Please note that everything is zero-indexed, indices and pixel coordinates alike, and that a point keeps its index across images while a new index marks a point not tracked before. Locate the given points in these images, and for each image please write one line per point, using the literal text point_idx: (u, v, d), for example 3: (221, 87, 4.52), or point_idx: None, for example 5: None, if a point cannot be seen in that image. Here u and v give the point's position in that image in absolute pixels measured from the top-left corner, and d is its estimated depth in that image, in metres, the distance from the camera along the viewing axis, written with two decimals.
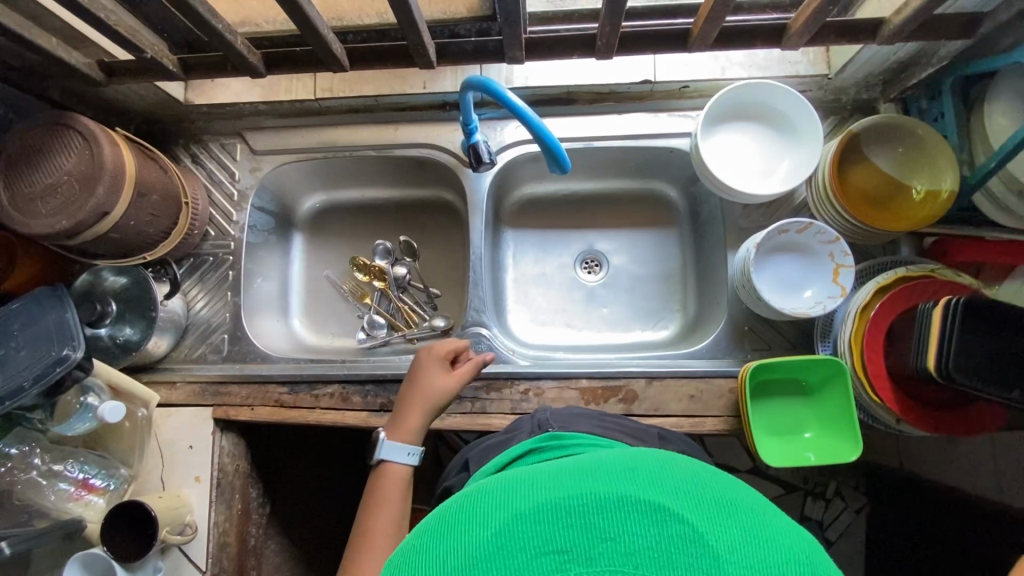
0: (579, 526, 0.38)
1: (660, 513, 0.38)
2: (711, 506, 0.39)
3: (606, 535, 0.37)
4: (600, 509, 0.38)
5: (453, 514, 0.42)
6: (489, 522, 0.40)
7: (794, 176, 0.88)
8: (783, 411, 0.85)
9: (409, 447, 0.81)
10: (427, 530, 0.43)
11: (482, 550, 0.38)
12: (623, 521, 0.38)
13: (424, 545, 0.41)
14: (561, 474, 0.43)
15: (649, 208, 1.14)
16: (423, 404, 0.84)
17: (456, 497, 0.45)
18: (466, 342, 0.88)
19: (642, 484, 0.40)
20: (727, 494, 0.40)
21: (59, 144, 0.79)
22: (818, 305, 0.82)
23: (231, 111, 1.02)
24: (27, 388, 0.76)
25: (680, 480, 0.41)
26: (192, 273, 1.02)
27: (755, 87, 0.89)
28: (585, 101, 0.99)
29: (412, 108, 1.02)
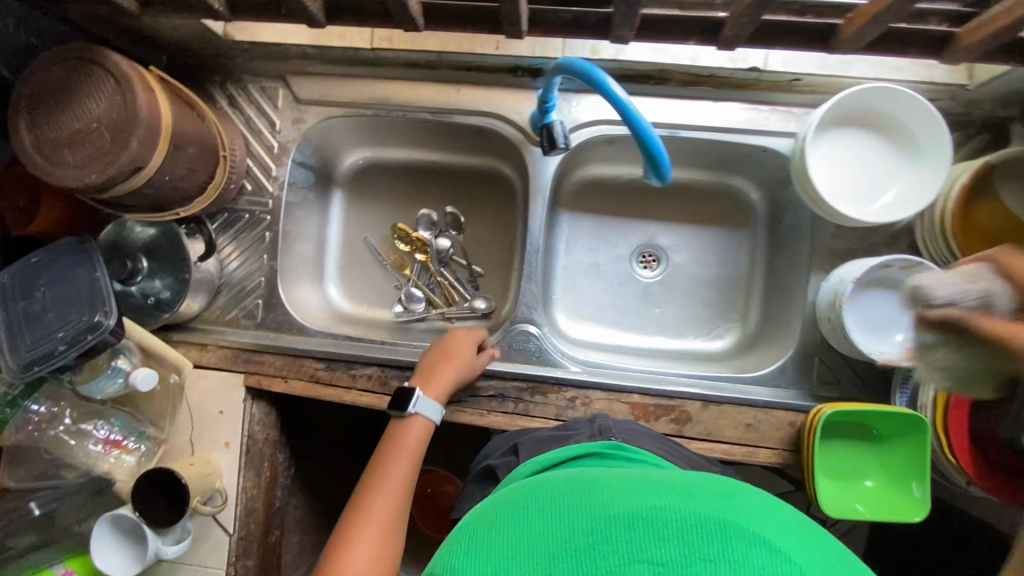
0: (676, 540, 0.34)
1: (764, 547, 0.34)
2: (817, 556, 0.35)
3: (704, 556, 0.34)
4: (700, 528, 0.35)
5: (533, 507, 0.39)
6: (576, 519, 0.37)
7: (903, 202, 0.78)
8: (847, 455, 0.80)
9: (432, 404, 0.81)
10: (501, 512, 0.41)
11: (566, 546, 0.35)
12: (724, 545, 0.34)
13: (501, 532, 0.38)
14: (652, 484, 0.40)
15: (722, 205, 1.03)
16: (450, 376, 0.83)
17: (528, 490, 0.42)
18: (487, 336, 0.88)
19: (744, 512, 0.37)
20: (829, 551, 0.37)
21: (87, 85, 0.70)
22: (910, 354, 0.75)
23: (276, 50, 0.90)
24: (61, 354, 0.71)
25: (781, 519, 0.38)
26: (226, 229, 0.95)
27: (884, 93, 0.77)
28: (676, 83, 0.87)
29: (479, 69, 0.90)
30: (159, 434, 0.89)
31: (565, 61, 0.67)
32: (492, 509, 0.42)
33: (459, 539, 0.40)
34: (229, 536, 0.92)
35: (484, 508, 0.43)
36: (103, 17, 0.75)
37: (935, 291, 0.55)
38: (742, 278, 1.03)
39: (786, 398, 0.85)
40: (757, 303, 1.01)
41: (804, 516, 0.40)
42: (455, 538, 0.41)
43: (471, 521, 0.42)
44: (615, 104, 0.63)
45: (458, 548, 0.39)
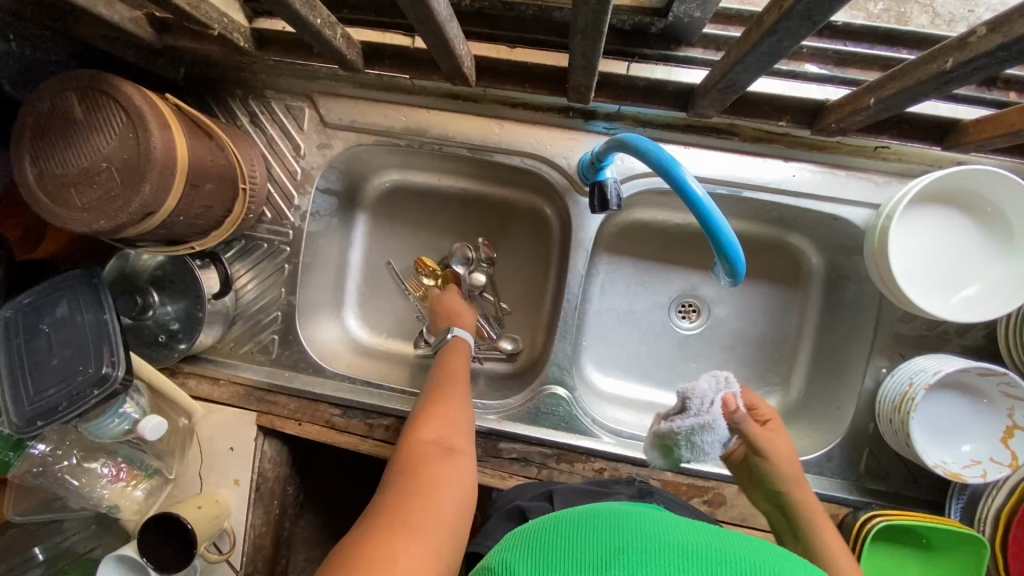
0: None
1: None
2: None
3: None
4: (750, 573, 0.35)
5: (586, 523, 0.41)
6: (632, 542, 0.38)
7: (987, 298, 0.71)
8: (891, 560, 0.75)
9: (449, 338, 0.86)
10: (556, 522, 0.43)
11: (625, 558, 0.36)
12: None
13: (556, 537, 0.40)
14: (698, 530, 0.41)
15: (775, 262, 0.95)
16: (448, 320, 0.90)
17: (577, 512, 0.44)
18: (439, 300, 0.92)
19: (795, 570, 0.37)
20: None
21: (97, 118, 0.63)
22: (975, 469, 0.69)
23: (304, 70, 0.82)
24: (64, 407, 0.67)
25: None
26: (243, 257, 0.90)
27: (985, 177, 0.68)
28: (745, 138, 0.78)
29: (526, 105, 0.81)
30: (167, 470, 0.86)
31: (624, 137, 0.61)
32: (548, 521, 0.44)
33: (515, 543, 0.42)
34: None
35: (541, 521, 0.45)
36: (116, 36, 0.69)
37: (700, 386, 0.65)
38: (788, 343, 0.95)
39: (830, 490, 0.80)
40: (801, 372, 0.93)
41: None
42: (509, 543, 0.43)
43: (527, 530, 0.44)
44: (682, 193, 0.55)
45: (513, 550, 0.41)
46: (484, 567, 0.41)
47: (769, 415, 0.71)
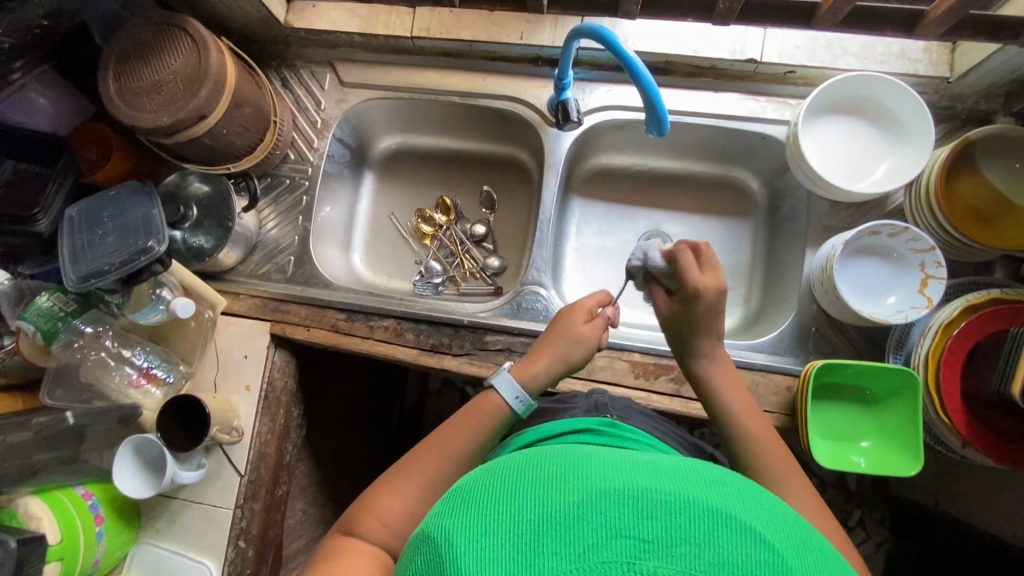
0: (665, 520, 0.35)
1: (749, 534, 0.35)
2: (797, 543, 0.37)
3: (691, 538, 0.35)
4: (689, 513, 0.35)
5: (524, 466, 0.41)
6: (571, 489, 0.37)
7: (890, 180, 0.85)
8: (840, 416, 0.83)
9: (521, 392, 0.73)
10: (492, 474, 0.41)
11: (557, 515, 0.36)
12: (713, 533, 0.35)
13: (491, 490, 0.39)
14: (641, 460, 0.40)
15: (726, 196, 1.09)
16: (559, 355, 0.76)
17: (516, 454, 0.43)
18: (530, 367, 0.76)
19: (732, 500, 0.37)
20: (808, 539, 0.38)
21: (170, 45, 0.83)
22: (898, 314, 0.81)
23: (327, 39, 1.04)
24: (111, 272, 0.82)
25: (769, 511, 0.38)
26: (268, 193, 1.06)
27: (871, 81, 0.85)
28: (681, 74, 0.96)
29: (504, 59, 1.01)
30: (187, 370, 0.95)
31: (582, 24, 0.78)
32: (483, 472, 0.42)
33: (449, 500, 0.40)
34: (240, 476, 0.94)
35: (478, 467, 0.43)
36: None
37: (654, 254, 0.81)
38: (745, 265, 1.07)
39: (786, 365, 0.88)
40: (757, 287, 1.04)
41: (782, 503, 0.41)
42: (447, 498, 0.41)
43: (462, 487, 0.42)
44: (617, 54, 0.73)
45: (449, 511, 0.39)
46: (421, 529, 0.40)
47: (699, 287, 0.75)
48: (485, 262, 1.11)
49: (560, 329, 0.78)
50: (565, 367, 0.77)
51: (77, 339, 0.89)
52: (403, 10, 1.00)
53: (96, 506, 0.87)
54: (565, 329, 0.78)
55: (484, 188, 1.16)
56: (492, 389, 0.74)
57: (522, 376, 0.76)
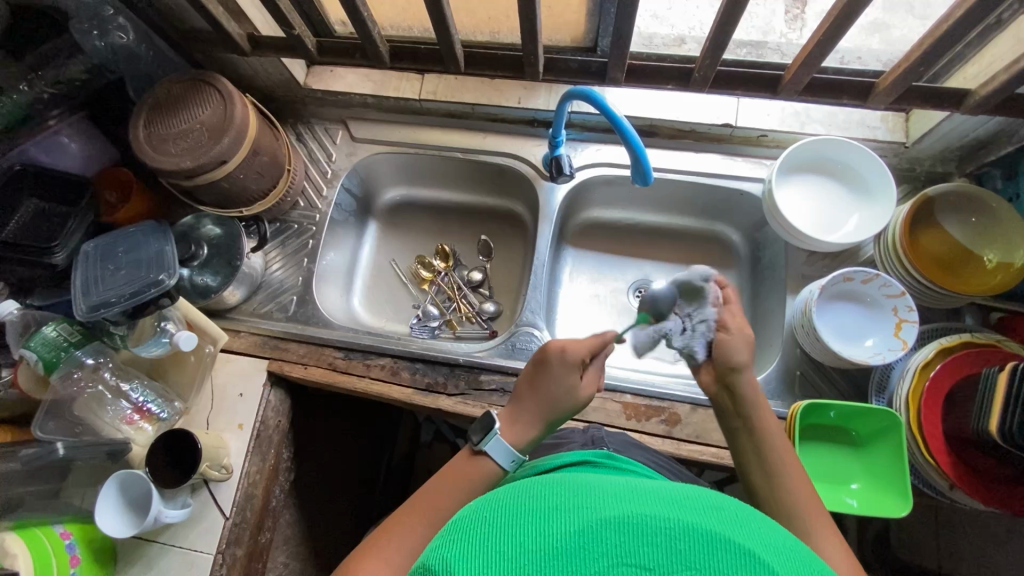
0: (664, 546, 0.36)
1: (748, 556, 0.36)
2: (796, 563, 0.37)
3: (690, 563, 0.36)
4: (687, 538, 0.37)
5: (527, 498, 0.42)
6: (572, 519, 0.38)
7: (860, 232, 0.92)
8: (828, 458, 0.84)
9: (514, 454, 0.70)
10: (492, 508, 0.42)
11: (561, 545, 0.37)
12: (711, 557, 0.36)
13: (494, 521, 0.40)
14: (639, 490, 0.42)
15: (710, 249, 1.15)
16: (551, 415, 0.71)
17: (519, 486, 0.44)
18: (523, 434, 0.71)
19: (729, 524, 0.38)
20: (811, 563, 0.39)
21: (200, 98, 0.91)
22: (877, 355, 0.85)
23: (342, 99, 1.14)
24: (117, 302, 0.86)
25: (768, 535, 0.39)
26: (277, 236, 1.11)
27: (834, 143, 0.93)
28: (665, 136, 1.05)
29: (503, 120, 1.11)
30: (182, 406, 0.95)
31: (576, 87, 0.87)
32: (482, 508, 0.43)
33: (451, 535, 0.41)
34: (224, 519, 0.91)
35: (479, 502, 0.44)
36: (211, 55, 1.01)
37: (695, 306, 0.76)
38: (729, 314, 1.11)
39: (773, 407, 0.90)
40: None
41: (783, 530, 0.42)
42: (447, 532, 0.42)
43: (460, 523, 0.42)
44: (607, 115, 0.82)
45: (449, 544, 0.40)
46: (422, 564, 0.40)
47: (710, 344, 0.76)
48: (481, 306, 1.15)
49: (549, 384, 0.72)
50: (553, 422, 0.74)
51: (77, 370, 0.90)
52: (413, 76, 1.11)
53: (73, 547, 0.83)
54: (556, 383, 0.72)
55: (482, 237, 1.22)
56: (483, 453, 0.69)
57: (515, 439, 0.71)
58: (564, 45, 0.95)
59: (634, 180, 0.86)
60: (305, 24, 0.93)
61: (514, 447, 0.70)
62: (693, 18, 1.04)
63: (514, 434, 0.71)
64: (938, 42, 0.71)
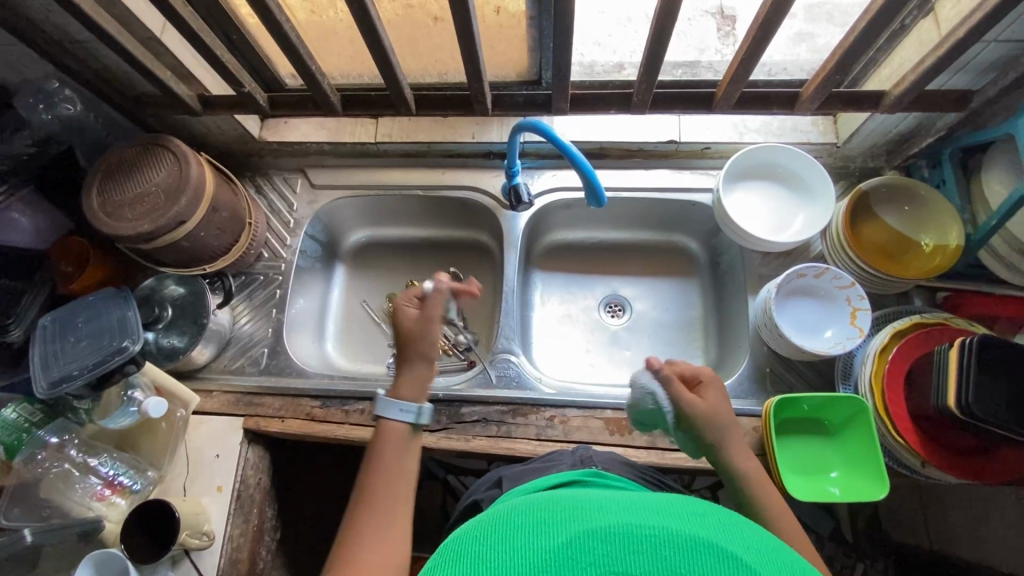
0: (651, 554, 0.37)
1: (731, 558, 0.37)
2: (776, 562, 0.39)
3: (676, 568, 0.37)
4: (672, 544, 0.38)
5: (515, 516, 0.42)
6: (560, 533, 0.39)
7: (808, 227, 0.96)
8: (807, 450, 0.86)
9: (402, 403, 0.67)
10: (480, 529, 0.42)
11: (549, 558, 0.37)
12: (696, 561, 0.37)
13: (482, 542, 0.40)
14: (624, 502, 0.43)
15: (672, 259, 1.19)
16: (414, 350, 0.71)
17: (509, 505, 0.45)
18: (404, 386, 0.69)
19: (712, 529, 0.40)
20: (790, 560, 0.40)
21: (154, 161, 0.91)
22: (837, 345, 0.89)
23: (298, 149, 1.15)
24: (81, 374, 0.84)
25: (749, 537, 0.40)
26: (242, 290, 1.10)
27: (772, 149, 0.99)
28: (615, 157, 1.10)
29: (460, 155, 1.14)
30: (156, 475, 0.92)
31: (524, 120, 0.91)
32: (471, 529, 0.43)
33: (440, 560, 0.41)
34: None
35: (468, 523, 0.44)
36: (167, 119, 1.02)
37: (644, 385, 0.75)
38: (697, 319, 1.14)
39: (748, 406, 0.92)
40: (713, 340, 1.11)
41: (764, 533, 0.43)
42: (439, 553, 0.42)
43: (450, 545, 0.42)
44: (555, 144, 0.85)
45: (440, 567, 0.40)
46: None
47: (702, 377, 0.73)
48: (456, 337, 1.16)
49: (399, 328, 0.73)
50: (426, 358, 0.71)
51: (40, 451, 0.87)
52: (367, 121, 1.14)
53: None
54: (404, 323, 0.73)
55: (452, 269, 1.23)
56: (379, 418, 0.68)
57: (403, 390, 0.70)
58: (510, 80, 1.01)
59: (588, 203, 0.89)
60: (256, 81, 0.95)
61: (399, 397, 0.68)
62: (632, 42, 1.10)
63: (403, 388, 0.69)
64: (846, 53, 0.77)
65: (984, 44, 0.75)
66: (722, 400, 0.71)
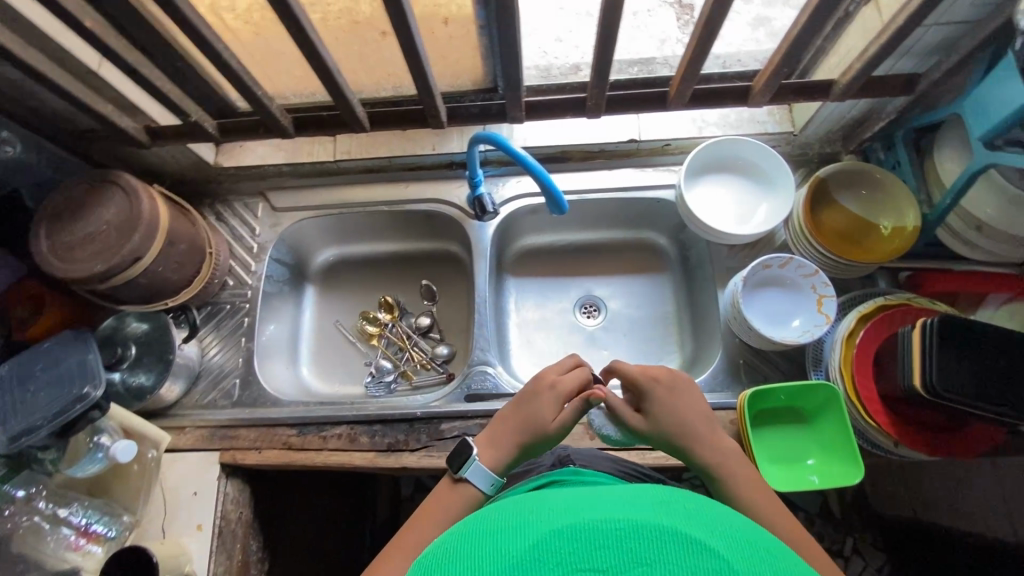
0: (616, 548, 0.37)
1: (696, 544, 0.37)
2: (743, 542, 0.38)
3: (642, 560, 0.37)
4: (637, 535, 0.38)
5: (485, 525, 0.42)
6: (527, 536, 0.39)
7: (771, 218, 0.97)
8: (783, 439, 0.88)
9: (491, 475, 0.69)
10: (452, 543, 0.42)
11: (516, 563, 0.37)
12: (661, 550, 0.37)
13: (454, 556, 0.40)
14: (592, 497, 0.43)
15: (643, 256, 1.19)
16: (526, 439, 0.71)
17: (481, 515, 0.45)
18: (492, 461, 0.70)
19: (678, 515, 0.40)
20: (761, 539, 0.40)
21: (103, 198, 0.89)
22: (806, 333, 0.90)
23: (256, 172, 1.13)
24: (42, 426, 0.81)
25: (716, 520, 0.40)
26: (208, 321, 1.08)
27: (730, 142, 1.00)
28: (578, 159, 1.09)
29: (422, 168, 1.13)
30: (131, 519, 0.89)
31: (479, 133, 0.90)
32: (447, 544, 0.43)
33: None
34: None
35: (443, 539, 0.44)
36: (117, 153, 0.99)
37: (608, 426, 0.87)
38: (672, 314, 1.15)
39: (725, 399, 0.93)
40: (688, 335, 1.12)
41: (736, 513, 0.43)
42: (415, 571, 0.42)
43: (426, 562, 0.42)
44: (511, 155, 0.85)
45: None
46: None
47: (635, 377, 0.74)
48: (433, 350, 1.15)
49: (530, 407, 0.72)
50: (527, 449, 0.72)
51: (8, 506, 0.84)
52: (325, 139, 1.12)
53: None
54: (543, 410, 0.72)
55: (424, 282, 1.21)
56: (462, 480, 0.68)
57: (487, 455, 0.71)
58: (464, 89, 1.00)
59: (549, 211, 0.89)
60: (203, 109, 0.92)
61: (489, 468, 0.69)
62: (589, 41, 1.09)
63: (490, 455, 0.71)
64: (792, 46, 0.77)
65: (926, 29, 0.77)
66: (678, 402, 0.71)
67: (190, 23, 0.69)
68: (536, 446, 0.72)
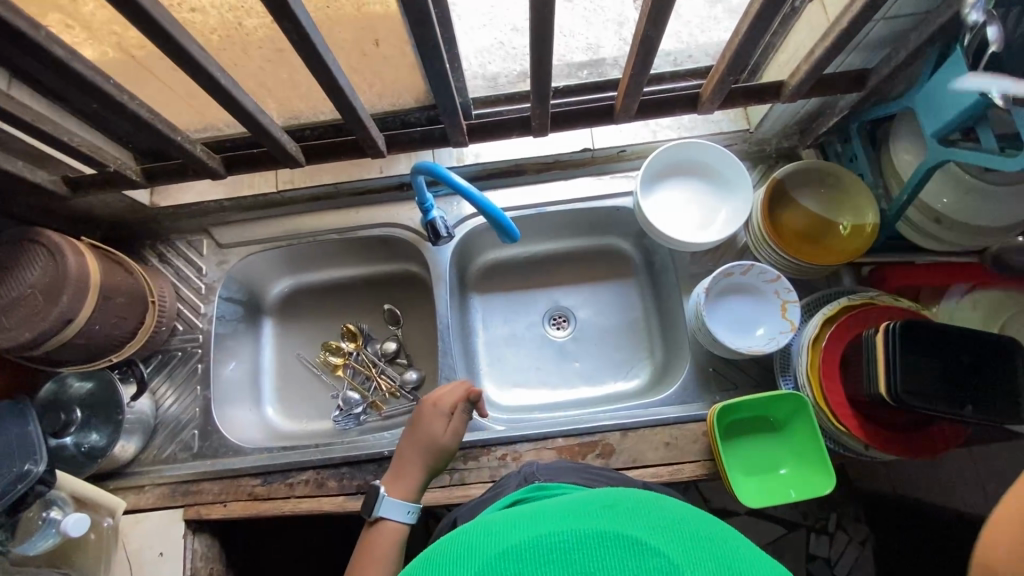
0: (560, 562, 0.37)
1: (639, 546, 0.38)
2: (683, 534, 0.39)
3: (585, 569, 0.37)
4: (580, 545, 0.38)
5: (431, 553, 0.41)
6: (472, 561, 0.39)
7: (730, 223, 0.95)
8: (755, 450, 0.87)
9: (409, 505, 0.75)
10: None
11: None
12: (601, 555, 0.37)
13: None
14: (537, 513, 0.43)
15: (608, 262, 1.17)
16: (431, 460, 0.79)
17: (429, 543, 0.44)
18: (403, 491, 0.77)
19: (619, 519, 0.40)
20: (702, 524, 0.41)
21: (25, 259, 0.83)
22: (771, 341, 0.89)
23: (196, 209, 1.07)
24: None
25: (657, 516, 0.41)
26: (159, 370, 1.03)
27: (685, 146, 0.97)
28: (533, 171, 1.06)
29: (373, 191, 1.08)
30: None
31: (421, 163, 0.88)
32: None
33: None
34: None
35: None
36: (42, 206, 0.93)
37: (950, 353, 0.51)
38: (642, 321, 1.13)
39: (695, 412, 0.92)
40: (659, 342, 1.10)
41: (677, 501, 0.44)
42: None
43: None
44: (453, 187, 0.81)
45: None
46: None
47: None
48: (402, 377, 1.11)
49: (423, 431, 0.80)
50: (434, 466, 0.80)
51: None
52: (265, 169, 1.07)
53: None
54: (434, 430, 0.79)
55: (386, 306, 1.17)
56: (380, 520, 0.74)
57: (398, 489, 0.77)
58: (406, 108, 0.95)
59: (500, 239, 0.86)
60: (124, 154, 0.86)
61: (405, 498, 0.76)
62: None
63: (401, 488, 0.77)
64: (735, 54, 0.74)
65: (873, 24, 0.73)
66: None
67: (83, 77, 0.63)
68: (443, 461, 0.80)
